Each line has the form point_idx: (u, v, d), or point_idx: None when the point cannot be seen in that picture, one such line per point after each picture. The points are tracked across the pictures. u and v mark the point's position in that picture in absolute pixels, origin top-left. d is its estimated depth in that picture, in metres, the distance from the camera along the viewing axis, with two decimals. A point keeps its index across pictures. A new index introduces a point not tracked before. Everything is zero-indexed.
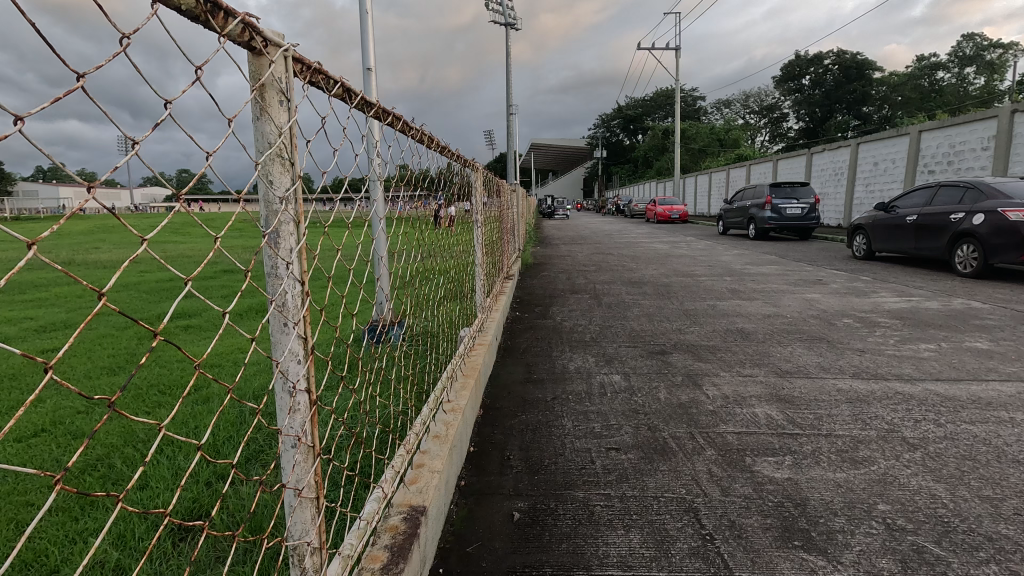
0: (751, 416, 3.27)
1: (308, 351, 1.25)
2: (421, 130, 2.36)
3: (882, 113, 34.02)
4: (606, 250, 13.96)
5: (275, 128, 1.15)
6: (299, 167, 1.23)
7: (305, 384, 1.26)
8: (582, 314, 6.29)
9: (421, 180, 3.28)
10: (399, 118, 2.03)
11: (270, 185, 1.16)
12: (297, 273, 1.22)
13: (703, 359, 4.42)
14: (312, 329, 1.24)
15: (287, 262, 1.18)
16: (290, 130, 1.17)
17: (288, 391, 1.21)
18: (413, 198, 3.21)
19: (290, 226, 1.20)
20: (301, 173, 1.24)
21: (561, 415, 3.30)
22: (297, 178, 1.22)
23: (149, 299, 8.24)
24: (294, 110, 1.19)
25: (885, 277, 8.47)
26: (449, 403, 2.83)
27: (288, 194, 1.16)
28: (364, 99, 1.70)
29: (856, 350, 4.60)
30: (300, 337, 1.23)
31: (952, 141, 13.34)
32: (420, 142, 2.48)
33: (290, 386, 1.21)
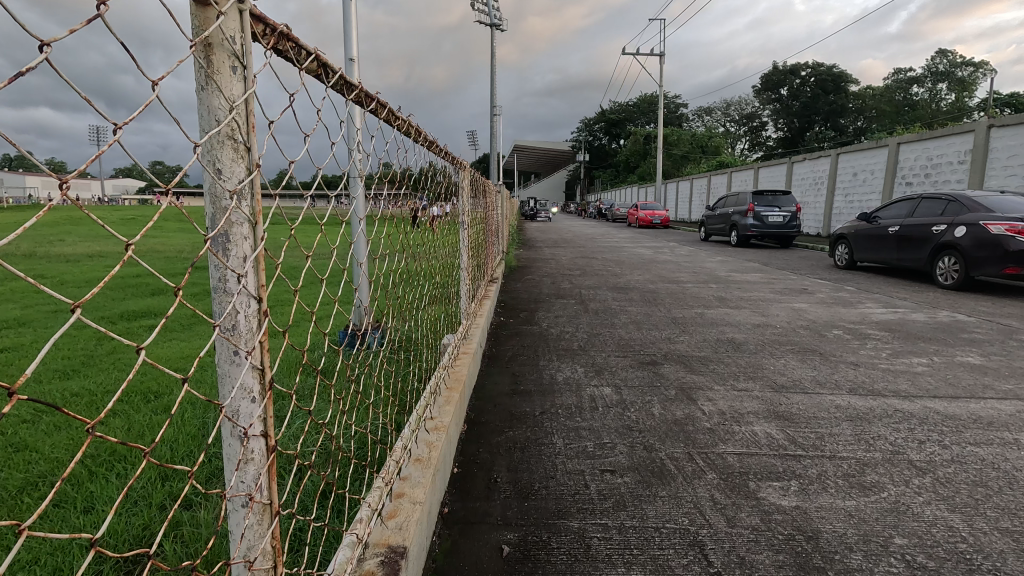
0: (750, 434, 3.11)
1: (264, 387, 1.03)
2: (408, 122, 2.13)
3: (858, 125, 34.70)
4: (589, 254, 13.84)
5: (225, 102, 0.93)
6: (257, 154, 1.00)
7: (262, 427, 1.04)
8: (568, 320, 6.10)
9: (405, 178, 3.04)
10: (384, 105, 1.80)
11: (217, 175, 0.94)
12: (254, 288, 1.00)
13: (696, 371, 4.26)
14: (272, 360, 1.02)
15: (239, 275, 0.96)
16: (245, 105, 0.94)
17: (239, 438, 0.99)
18: (396, 197, 2.98)
19: (244, 227, 0.97)
20: (260, 161, 1.01)
21: (551, 432, 3.10)
22: (254, 167, 0.99)
23: (113, 296, 7.82)
24: (252, 79, 0.96)
25: (870, 288, 8.47)
26: (432, 421, 2.59)
27: (241, 190, 0.94)
28: (344, 80, 1.47)
29: (849, 364, 4.49)
30: (256, 368, 1.01)
31: (930, 154, 13.54)
32: (406, 134, 2.25)
33: (240, 433, 0.99)
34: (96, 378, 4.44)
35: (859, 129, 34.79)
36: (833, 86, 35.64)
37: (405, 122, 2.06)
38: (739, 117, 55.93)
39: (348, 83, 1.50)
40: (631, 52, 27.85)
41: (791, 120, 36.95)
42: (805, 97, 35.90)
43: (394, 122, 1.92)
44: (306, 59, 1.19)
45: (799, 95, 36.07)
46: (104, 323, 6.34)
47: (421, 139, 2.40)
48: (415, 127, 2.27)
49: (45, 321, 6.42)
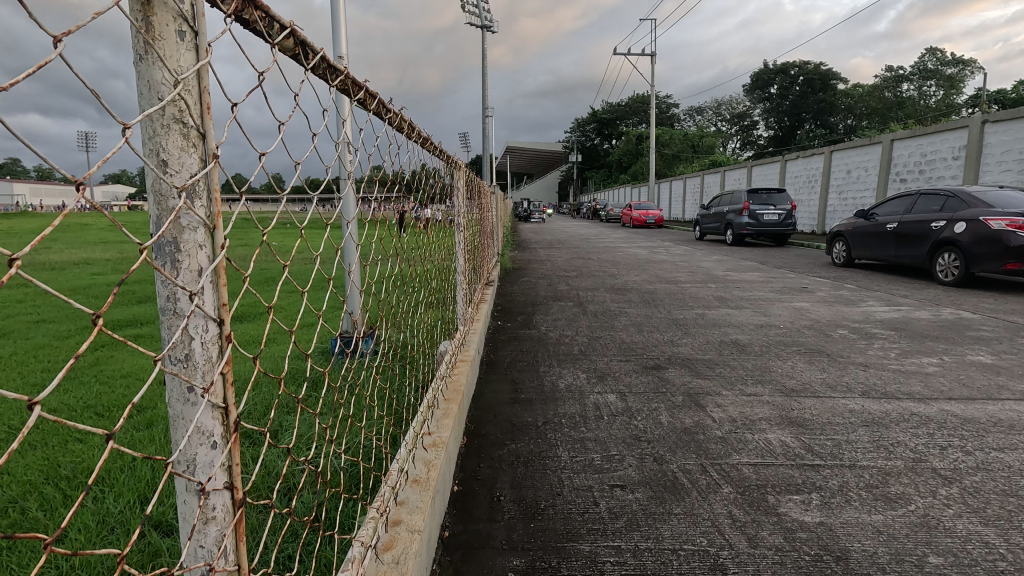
0: (765, 442, 2.96)
1: (227, 428, 0.89)
2: (399, 117, 1.98)
3: (848, 123, 34.84)
4: (585, 255, 13.71)
5: (169, 78, 0.77)
6: (214, 143, 0.84)
7: (225, 478, 0.90)
8: (567, 323, 5.93)
9: (399, 179, 2.90)
10: (373, 96, 1.64)
11: (163, 169, 0.78)
12: (212, 309, 0.85)
13: (701, 375, 4.11)
14: (235, 398, 0.88)
15: (192, 295, 0.81)
16: (194, 81, 0.78)
17: (197, 491, 0.85)
18: (392, 200, 2.84)
19: (199, 235, 0.82)
20: (217, 151, 0.86)
21: (555, 444, 2.94)
22: (208, 159, 0.83)
23: (99, 304, 7.59)
24: (206, 48, 0.80)
25: (870, 285, 8.36)
26: (431, 437, 2.43)
27: (194, 185, 0.78)
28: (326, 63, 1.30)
29: (858, 365, 4.35)
30: (217, 407, 0.87)
31: (924, 150, 13.51)
32: (398, 130, 2.10)
33: (196, 485, 0.85)
34: (76, 392, 4.24)
35: (849, 127, 34.92)
36: (823, 85, 35.77)
37: (397, 117, 1.91)
38: (730, 117, 56.07)
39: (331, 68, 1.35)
40: (623, 53, 27.84)
41: (781, 118, 37.05)
42: (795, 96, 35.99)
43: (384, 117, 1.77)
44: (279, 33, 1.03)
45: (789, 93, 36.18)
46: (88, 333, 6.14)
47: (416, 135, 2.26)
48: (408, 123, 2.13)
49: (26, 331, 6.22)
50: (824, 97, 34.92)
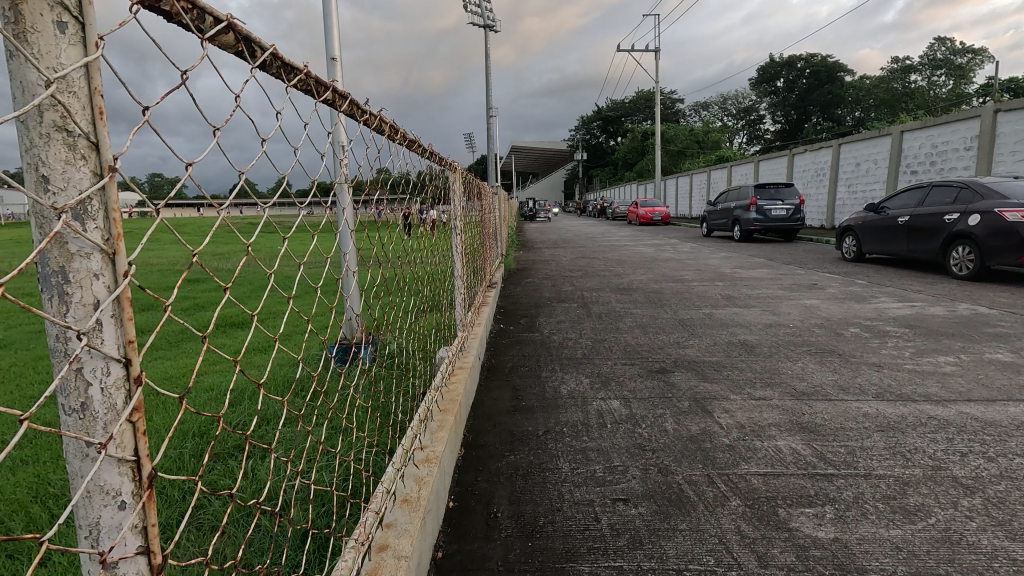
0: (775, 450, 2.83)
1: (140, 484, 0.81)
2: (377, 118, 1.89)
3: (856, 115, 34.39)
4: (590, 255, 13.57)
5: (44, 81, 0.69)
6: (110, 154, 0.76)
7: (140, 540, 0.82)
8: (571, 325, 5.82)
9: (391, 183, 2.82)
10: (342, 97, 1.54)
11: (43, 186, 0.71)
12: (112, 347, 0.77)
13: (708, 379, 3.98)
14: (147, 448, 0.81)
15: (79, 331, 0.73)
16: (74, 83, 0.71)
17: (101, 554, 0.78)
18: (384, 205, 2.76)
19: (89, 259, 0.74)
20: (116, 163, 0.78)
21: (556, 455, 2.83)
22: (102, 171, 0.75)
23: None
24: (93, 42, 0.73)
25: (882, 281, 8.18)
26: (424, 452, 2.32)
27: (79, 200, 0.70)
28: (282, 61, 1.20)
29: (871, 365, 4.21)
30: (126, 462, 0.80)
31: (934, 141, 13.26)
32: (378, 131, 2.01)
33: (97, 552, 0.77)
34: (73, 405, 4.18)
35: (857, 119, 34.49)
36: (829, 77, 35.36)
37: (374, 118, 1.82)
38: (736, 111, 55.61)
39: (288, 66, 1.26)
40: (627, 49, 27.68)
41: (788, 112, 36.66)
42: (802, 89, 35.60)
43: (358, 117, 1.68)
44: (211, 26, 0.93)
45: (796, 87, 35.80)
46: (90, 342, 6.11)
47: (399, 137, 2.16)
48: (389, 124, 2.04)
49: (28, 342, 6.20)
50: (831, 89, 34.51)
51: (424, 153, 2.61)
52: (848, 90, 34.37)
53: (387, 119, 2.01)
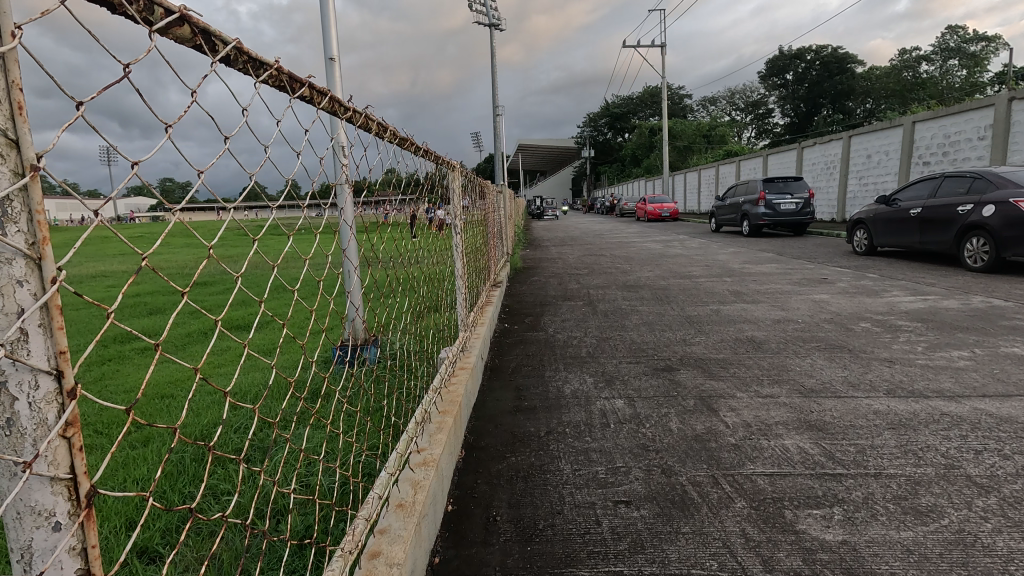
0: (782, 450, 2.77)
1: (77, 504, 0.80)
2: (359, 116, 1.89)
3: (867, 107, 33.91)
4: (597, 252, 13.49)
5: None
6: (32, 153, 0.73)
7: (78, 557, 0.81)
8: (576, 323, 5.76)
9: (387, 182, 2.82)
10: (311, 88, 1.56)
11: None
12: (42, 358, 0.75)
13: (714, 376, 3.92)
14: (83, 465, 0.80)
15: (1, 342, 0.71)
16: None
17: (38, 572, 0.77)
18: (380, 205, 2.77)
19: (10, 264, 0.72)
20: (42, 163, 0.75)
21: (558, 456, 2.79)
22: (22, 171, 0.72)
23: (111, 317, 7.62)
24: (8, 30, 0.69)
25: (894, 274, 8.04)
26: (421, 454, 2.29)
27: None
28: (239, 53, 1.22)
29: (882, 361, 4.11)
30: (61, 480, 0.78)
31: (947, 131, 13.03)
32: (364, 129, 2.00)
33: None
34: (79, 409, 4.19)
35: (868, 111, 34.02)
36: (839, 68, 34.91)
37: (355, 114, 1.84)
38: (744, 105, 55.06)
39: (255, 59, 1.30)
40: (633, 45, 27.55)
41: (797, 105, 36.23)
42: (811, 81, 35.18)
43: (339, 113, 1.71)
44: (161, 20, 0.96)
45: (805, 79, 35.38)
46: (97, 346, 6.15)
47: (388, 134, 2.13)
48: (376, 121, 2.03)
49: None
50: (841, 81, 34.06)
51: (419, 151, 2.57)
52: (858, 81, 33.91)
53: (372, 116, 2.01)
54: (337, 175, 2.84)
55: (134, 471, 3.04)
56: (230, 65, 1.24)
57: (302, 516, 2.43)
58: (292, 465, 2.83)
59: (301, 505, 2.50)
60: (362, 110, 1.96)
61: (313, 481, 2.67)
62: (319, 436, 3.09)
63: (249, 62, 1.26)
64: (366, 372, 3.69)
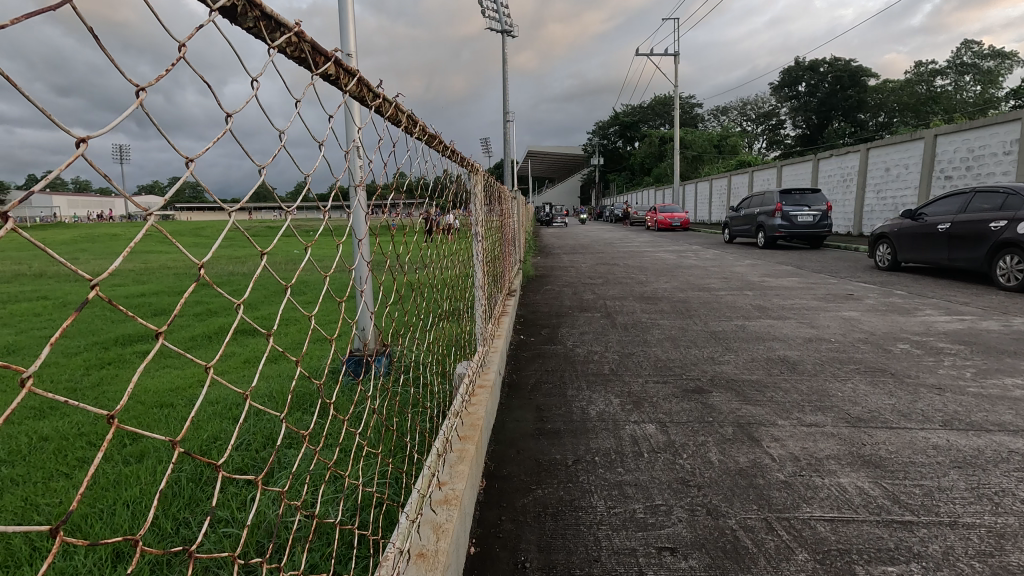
0: (839, 489, 2.49)
1: None
2: (388, 104, 1.70)
3: (880, 120, 33.51)
4: (610, 261, 13.20)
5: None
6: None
7: None
8: (595, 337, 5.49)
9: (408, 185, 2.76)
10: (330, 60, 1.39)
11: None
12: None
13: (751, 401, 3.63)
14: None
15: None
16: None
17: None
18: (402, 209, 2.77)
19: None
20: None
21: (589, 490, 2.53)
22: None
23: (113, 319, 7.44)
24: None
25: (924, 292, 7.72)
26: (442, 490, 2.05)
27: None
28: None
29: (930, 389, 3.81)
30: None
31: (971, 145, 12.70)
32: (397, 122, 1.80)
33: None
34: (71, 418, 3.96)
35: (881, 124, 33.65)
36: (852, 81, 34.52)
37: (384, 101, 1.66)
38: (755, 116, 54.69)
39: (270, 18, 1.16)
40: (646, 53, 27.46)
41: (809, 117, 35.88)
42: (824, 93, 34.82)
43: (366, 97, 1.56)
44: None
45: (817, 91, 35.08)
46: (98, 349, 5.93)
47: (421, 129, 1.95)
48: (406, 113, 1.82)
49: (37, 349, 6.03)
50: (854, 94, 33.69)
51: (447, 152, 2.35)
52: (871, 95, 33.58)
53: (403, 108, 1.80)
54: (353, 174, 2.65)
55: (127, 492, 2.81)
56: (238, 20, 1.10)
57: (307, 553, 2.23)
58: (302, 489, 2.64)
59: (306, 542, 2.27)
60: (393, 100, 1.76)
61: (322, 511, 2.49)
62: (331, 457, 2.94)
63: (260, 16, 1.12)
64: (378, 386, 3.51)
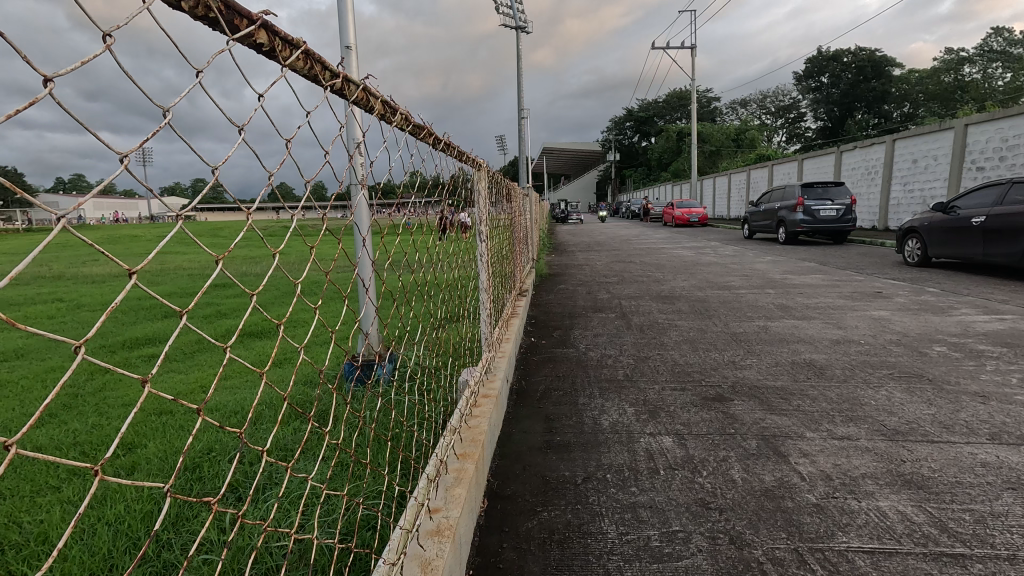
0: (879, 514, 2.25)
1: None
2: (354, 90, 1.51)
3: (905, 110, 32.50)
4: (626, 258, 12.90)
5: None
6: None
7: None
8: (609, 339, 5.26)
9: (419, 182, 2.57)
10: (261, 25, 1.13)
11: None
12: None
13: (776, 411, 3.37)
14: None
15: None
16: None
17: None
18: (415, 207, 2.59)
19: None
20: None
21: (600, 513, 2.32)
22: None
23: (123, 321, 7.41)
24: None
25: (958, 289, 7.32)
26: (435, 519, 1.86)
27: None
28: None
29: (974, 397, 3.51)
30: None
31: (1004, 135, 12.13)
32: (368, 109, 1.60)
33: None
34: (68, 426, 3.84)
35: (906, 115, 32.66)
36: (876, 71, 33.57)
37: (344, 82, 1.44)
38: (774, 109, 53.56)
39: None
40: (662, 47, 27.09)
41: (831, 109, 34.98)
42: (846, 84, 33.94)
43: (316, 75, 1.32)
44: None
45: (840, 82, 34.22)
46: (104, 353, 5.86)
47: (397, 118, 1.76)
48: (378, 99, 1.63)
49: (45, 352, 5.99)
50: (878, 84, 32.78)
51: (439, 146, 2.16)
52: (896, 85, 32.63)
53: (373, 92, 1.61)
54: (353, 172, 2.46)
55: (111, 509, 2.67)
56: None
57: None
58: (290, 509, 2.47)
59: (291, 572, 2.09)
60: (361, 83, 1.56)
61: (309, 535, 2.29)
62: (324, 472, 2.78)
63: None
64: (376, 393, 3.39)
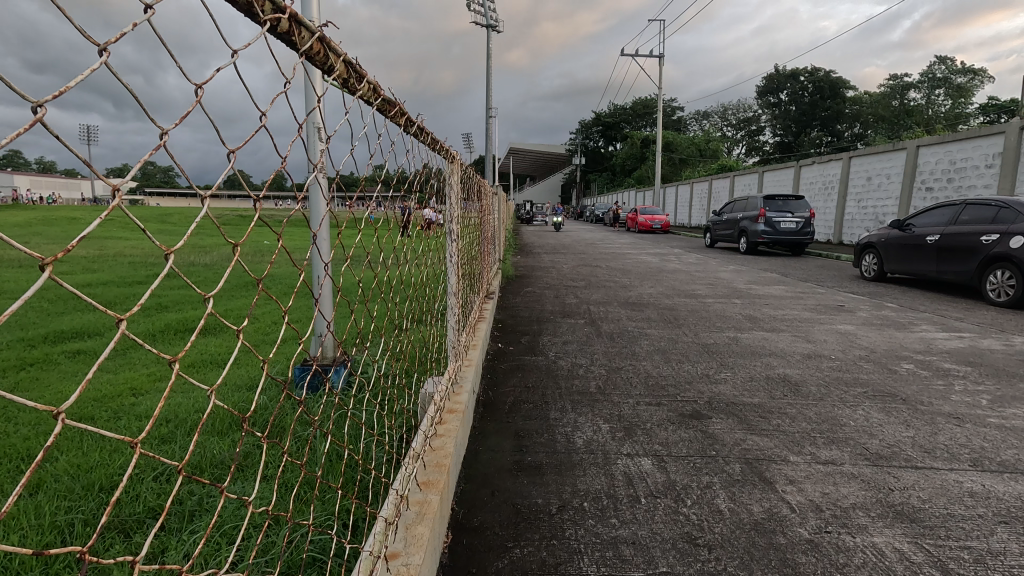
0: (878, 553, 2.08)
1: None
2: (309, 39, 1.22)
3: (856, 130, 33.90)
4: (592, 262, 12.80)
5: None
6: None
7: None
8: (579, 347, 5.05)
9: (387, 175, 2.31)
10: None
11: None
12: None
13: (756, 431, 3.21)
14: None
15: None
16: None
17: None
18: (382, 203, 2.33)
19: None
20: None
21: (579, 551, 2.07)
22: None
23: (46, 311, 6.70)
24: None
25: (916, 305, 7.48)
26: (392, 569, 1.57)
27: None
28: None
29: (949, 419, 3.45)
30: None
31: (952, 158, 12.59)
32: (318, 65, 1.33)
33: None
34: None
35: (857, 135, 34.04)
36: (832, 91, 34.89)
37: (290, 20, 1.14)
38: (735, 122, 55.12)
39: None
40: (631, 55, 27.33)
41: (789, 126, 36.11)
42: (803, 101, 35.15)
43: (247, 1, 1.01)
44: None
45: (798, 100, 35.41)
46: (21, 348, 5.21)
47: (362, 86, 1.51)
48: (336, 55, 1.36)
49: None
50: (833, 104, 34.07)
51: (411, 129, 1.89)
52: (849, 106, 34.01)
53: (329, 44, 1.33)
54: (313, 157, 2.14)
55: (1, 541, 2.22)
56: None
57: None
58: (220, 545, 2.09)
59: None
60: (315, 31, 1.27)
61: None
62: (268, 497, 2.42)
63: None
64: (330, 402, 3.07)
